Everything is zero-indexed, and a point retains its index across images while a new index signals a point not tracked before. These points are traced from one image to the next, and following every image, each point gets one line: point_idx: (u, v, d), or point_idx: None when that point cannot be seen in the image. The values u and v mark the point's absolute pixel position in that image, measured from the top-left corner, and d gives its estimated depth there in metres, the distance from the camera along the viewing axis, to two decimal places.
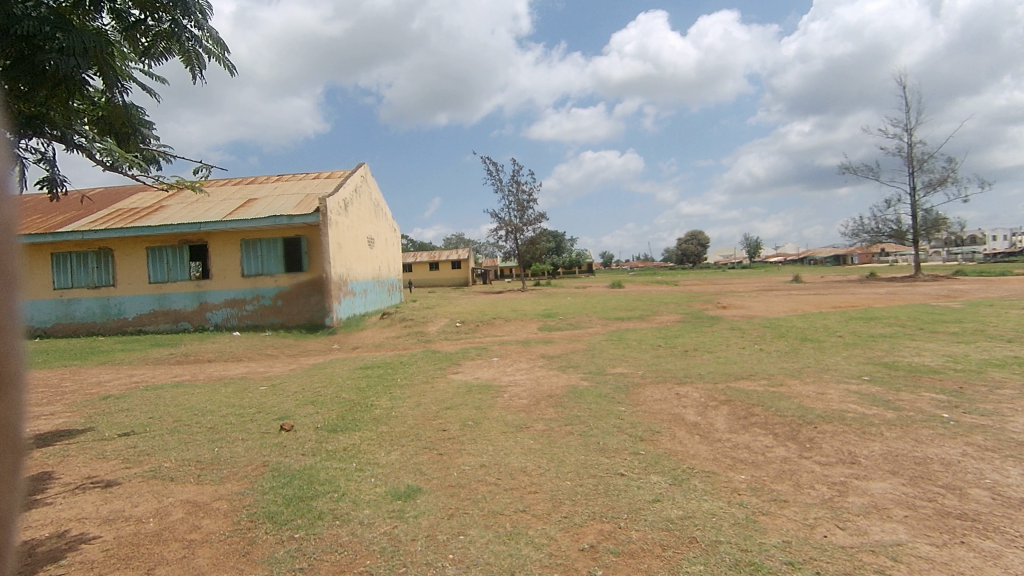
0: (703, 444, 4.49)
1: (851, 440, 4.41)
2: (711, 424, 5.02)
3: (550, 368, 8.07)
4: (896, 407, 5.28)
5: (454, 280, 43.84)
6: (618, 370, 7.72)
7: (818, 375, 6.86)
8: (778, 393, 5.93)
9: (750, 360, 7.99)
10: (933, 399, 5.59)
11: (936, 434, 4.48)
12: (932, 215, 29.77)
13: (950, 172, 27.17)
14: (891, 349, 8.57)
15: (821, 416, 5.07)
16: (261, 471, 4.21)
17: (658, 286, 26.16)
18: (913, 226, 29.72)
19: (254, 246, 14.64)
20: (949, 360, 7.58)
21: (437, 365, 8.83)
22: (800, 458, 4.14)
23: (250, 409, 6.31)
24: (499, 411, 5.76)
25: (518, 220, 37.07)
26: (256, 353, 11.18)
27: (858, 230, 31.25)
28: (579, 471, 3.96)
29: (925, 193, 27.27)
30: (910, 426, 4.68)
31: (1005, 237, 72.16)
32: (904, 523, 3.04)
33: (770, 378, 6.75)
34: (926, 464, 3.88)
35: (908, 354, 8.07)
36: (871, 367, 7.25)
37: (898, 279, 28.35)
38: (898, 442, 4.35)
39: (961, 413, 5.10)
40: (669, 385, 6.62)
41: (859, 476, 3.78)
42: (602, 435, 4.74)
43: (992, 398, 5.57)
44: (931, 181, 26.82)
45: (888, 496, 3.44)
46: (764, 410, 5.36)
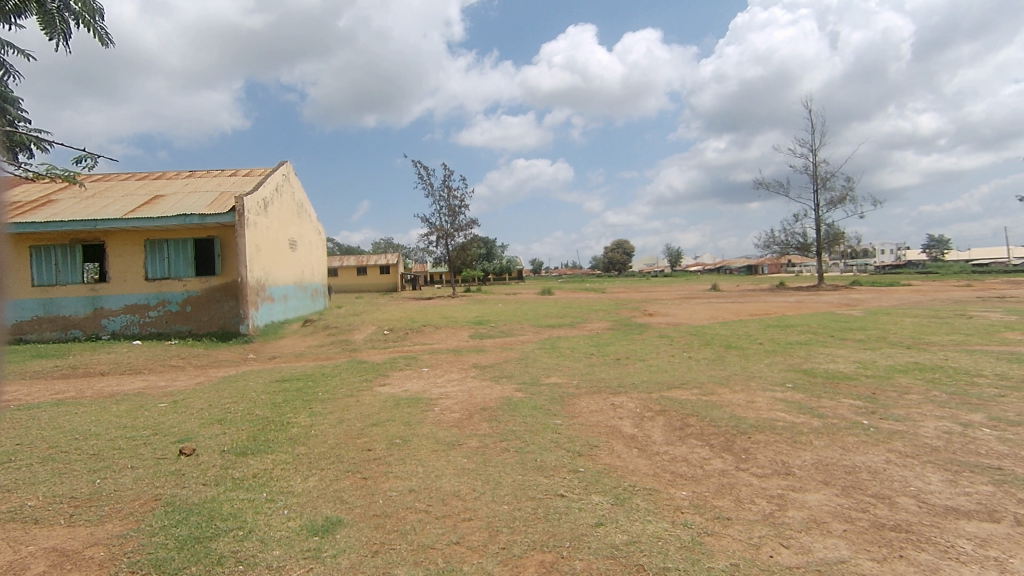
0: (642, 459, 4.36)
1: (784, 450, 4.44)
2: (648, 436, 4.92)
3: (483, 379, 7.78)
4: (820, 415, 5.42)
5: (382, 286, 42.66)
6: (552, 380, 7.54)
7: (745, 382, 7.01)
8: (710, 402, 5.96)
9: (680, 368, 8.08)
10: (852, 406, 5.79)
11: (861, 441, 4.60)
12: (833, 230, 32.21)
13: (848, 190, 29.52)
14: (808, 356, 8.95)
15: (754, 426, 5.09)
16: (152, 507, 3.63)
17: (587, 294, 26.54)
18: (817, 240, 31.96)
19: (160, 247, 13.40)
20: (860, 366, 8.00)
21: (361, 376, 8.29)
22: (737, 470, 4.08)
23: (145, 430, 5.57)
24: (429, 426, 5.41)
25: (448, 225, 36.64)
26: (159, 365, 10.13)
27: (769, 241, 33.26)
28: (517, 494, 3.70)
29: (827, 210, 29.47)
30: (837, 434, 4.79)
31: (892, 251, 79.74)
32: (845, 538, 3.00)
33: (702, 386, 6.80)
34: (855, 474, 3.92)
35: (824, 361, 8.46)
36: (792, 374, 7.50)
37: (805, 288, 30.40)
38: (827, 450, 4.42)
39: (878, 418, 5.30)
40: (604, 395, 6.52)
41: (795, 487, 3.74)
42: (539, 451, 4.51)
43: (903, 404, 5.86)
44: (833, 198, 29.07)
45: (825, 508, 3.41)
46: (698, 420, 5.33)
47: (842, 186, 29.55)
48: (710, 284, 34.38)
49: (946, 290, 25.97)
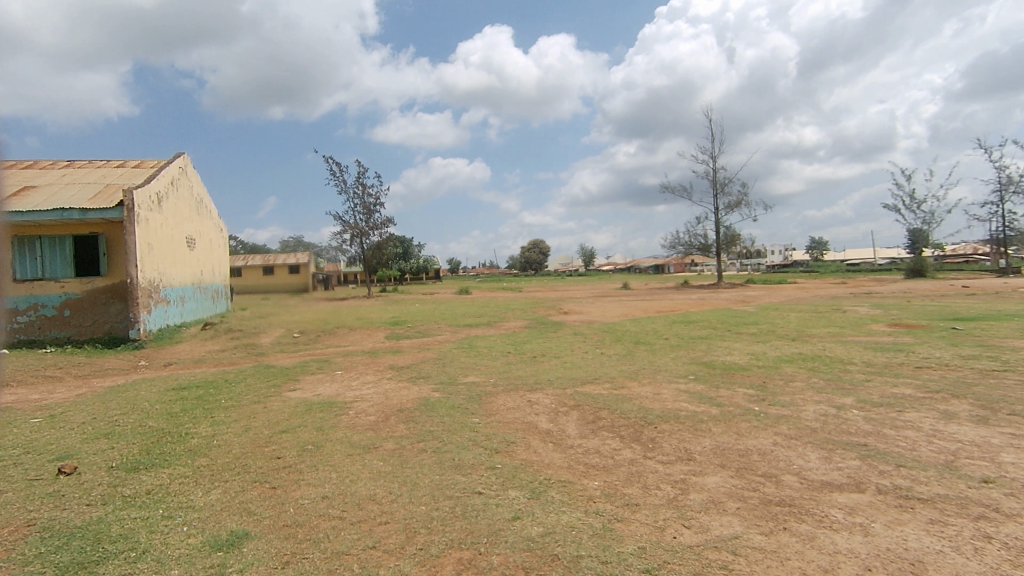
0: (557, 452, 4.50)
1: (686, 437, 4.75)
2: (563, 430, 5.08)
3: (399, 380, 7.66)
4: (718, 403, 5.86)
5: (292, 287, 40.70)
6: (470, 378, 7.58)
7: (652, 376, 7.42)
8: (620, 396, 6.26)
9: (593, 364, 8.40)
10: (745, 394, 6.30)
11: (752, 426, 5.03)
12: (730, 232, 34.72)
13: (743, 196, 31.93)
14: (708, 349, 9.62)
15: (660, 416, 5.40)
16: (24, 534, 3.26)
17: (504, 293, 26.82)
18: (717, 241, 34.30)
19: (31, 244, 12.00)
20: (752, 357, 8.72)
21: (270, 382, 7.89)
22: (644, 458, 4.32)
23: (15, 449, 4.98)
24: (343, 431, 5.26)
25: (363, 223, 35.63)
26: (31, 376, 9.07)
27: (674, 242, 35.26)
28: (434, 494, 3.69)
29: (725, 213, 31.70)
30: (732, 421, 5.20)
31: (781, 252, 87.17)
32: (738, 516, 3.28)
33: (613, 381, 7.11)
34: (748, 456, 4.28)
35: (721, 354, 9.13)
36: (694, 367, 8.03)
37: (705, 287, 32.54)
38: (724, 436, 4.78)
39: (767, 405, 5.81)
40: (520, 392, 6.64)
41: (695, 471, 4.02)
42: (457, 450, 4.53)
43: (788, 391, 6.46)
44: (730, 202, 31.32)
45: (721, 489, 3.69)
46: (609, 413, 5.58)
47: (737, 192, 31.93)
48: (621, 282, 35.92)
49: (825, 287, 28.82)
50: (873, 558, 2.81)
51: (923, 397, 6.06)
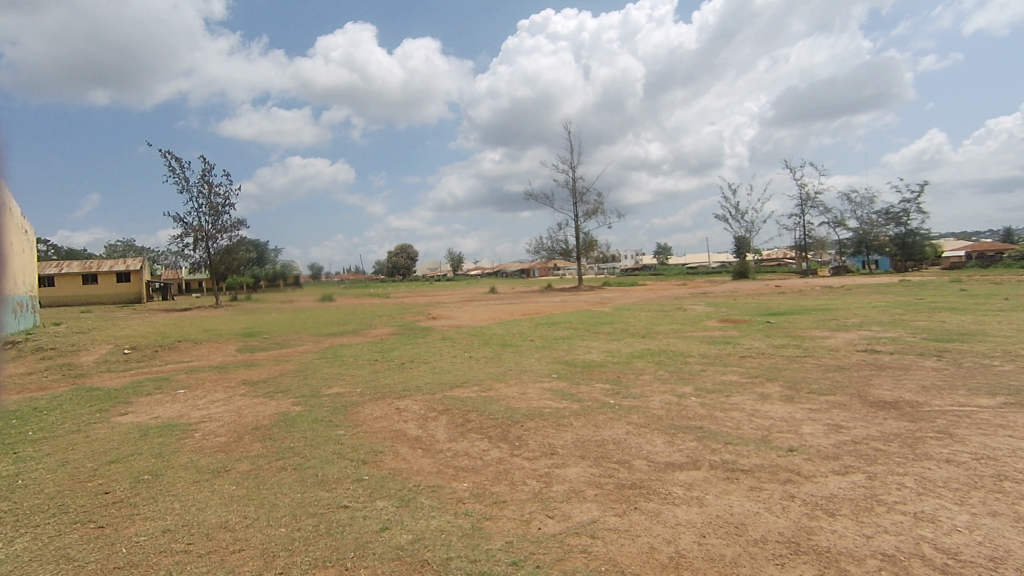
0: (426, 458, 4.49)
1: (549, 433, 5.01)
2: (431, 436, 5.08)
3: (255, 395, 7.10)
4: (578, 399, 6.25)
5: (120, 297, 35.71)
6: (334, 389, 7.25)
7: (518, 376, 7.68)
8: (488, 397, 6.41)
9: (462, 367, 8.48)
10: (602, 388, 6.79)
11: (608, 418, 5.45)
12: (588, 238, 37.08)
13: (599, 204, 34.29)
14: (569, 349, 10.20)
15: (526, 415, 5.62)
16: None
17: (370, 299, 26.00)
18: (576, 246, 36.41)
19: None
20: (608, 354, 9.42)
21: (93, 406, 6.85)
22: (511, 456, 4.48)
23: None
24: (188, 455, 4.75)
25: (209, 225, 32.40)
26: None
27: (538, 247, 36.78)
28: (295, 513, 3.50)
29: (584, 219, 33.79)
30: (590, 414, 5.58)
31: (632, 257, 94.86)
32: (596, 501, 3.54)
33: (481, 383, 7.24)
34: (604, 446, 4.63)
35: (581, 352, 9.73)
36: (556, 366, 8.47)
37: (567, 289, 34.40)
38: (583, 428, 5.12)
39: (621, 397, 6.33)
40: (388, 400, 6.50)
41: (558, 464, 4.26)
42: (320, 465, 4.32)
43: (639, 383, 7.08)
44: (588, 209, 33.46)
45: (581, 478, 3.95)
46: (477, 415, 5.69)
47: (594, 200, 34.20)
48: (489, 287, 36.62)
49: (669, 288, 31.96)
50: (706, 526, 3.20)
51: (745, 382, 7.02)
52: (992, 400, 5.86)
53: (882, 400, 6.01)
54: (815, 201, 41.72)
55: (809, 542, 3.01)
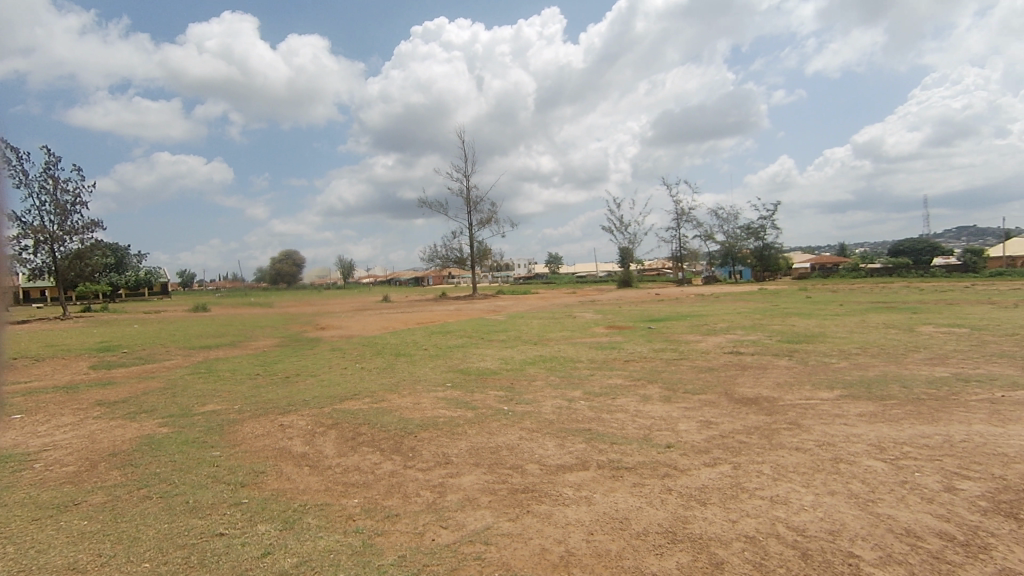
0: (313, 476, 4.27)
1: (444, 442, 4.98)
2: (319, 452, 4.84)
3: (111, 417, 6.31)
4: (472, 407, 6.28)
5: None
6: (208, 407, 6.66)
7: (411, 386, 7.55)
8: (380, 409, 6.23)
9: (352, 379, 8.17)
10: (496, 396, 6.87)
11: (502, 424, 5.53)
12: (482, 246, 37.44)
13: (493, 213, 34.77)
14: (464, 357, 10.21)
15: (419, 425, 5.54)
16: None
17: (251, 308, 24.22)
18: (470, 255, 36.61)
19: None
20: (502, 362, 9.56)
21: None
22: (404, 468, 4.39)
23: None
24: (24, 491, 4.11)
25: (54, 226, 28.41)
26: None
27: (432, 255, 36.51)
28: (161, 546, 3.16)
29: (478, 228, 34.07)
30: (484, 421, 5.63)
31: (525, 266, 97.16)
32: (489, 508, 3.57)
33: (372, 395, 7.02)
34: (498, 452, 4.69)
35: (475, 360, 9.79)
36: (451, 374, 8.44)
37: (461, 297, 34.45)
38: (477, 436, 5.15)
39: (514, 403, 6.45)
40: (271, 417, 6.09)
41: (452, 473, 4.25)
42: (191, 491, 3.95)
43: (532, 389, 7.26)
44: (482, 218, 33.81)
45: (475, 486, 3.97)
46: (369, 427, 5.51)
47: (488, 209, 34.62)
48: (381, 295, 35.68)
49: (559, 296, 33.17)
50: (593, 523, 3.35)
51: (628, 384, 7.46)
52: (831, 393, 6.74)
53: (744, 397, 6.68)
54: (689, 216, 45.47)
55: (684, 530, 3.27)
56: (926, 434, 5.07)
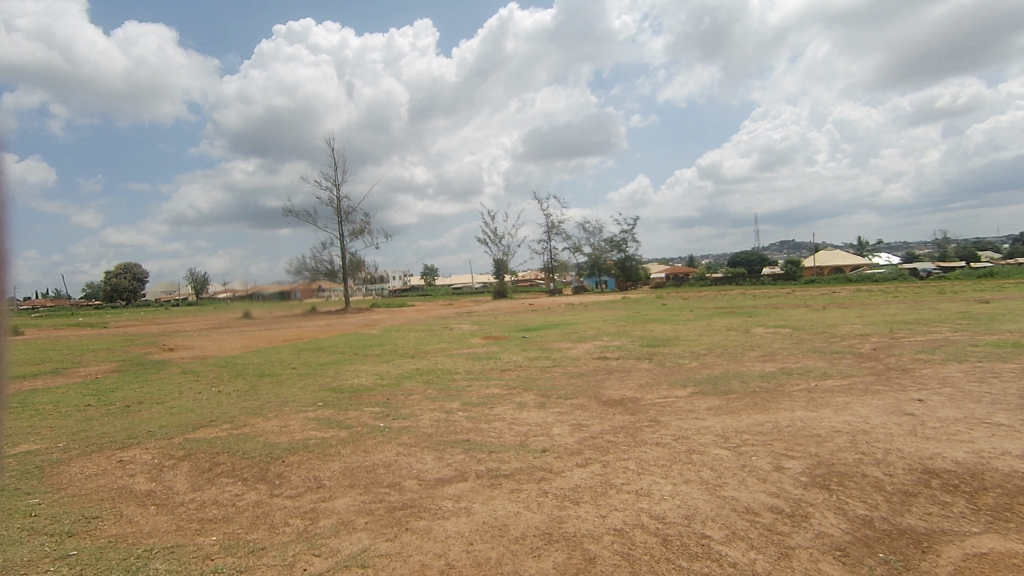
0: (161, 516, 3.81)
1: (315, 465, 4.71)
2: (169, 488, 4.33)
3: None
4: (346, 425, 6.02)
5: None
6: (22, 448, 5.64)
7: (278, 408, 7.04)
8: (242, 435, 5.73)
9: (208, 404, 7.42)
10: (371, 412, 6.64)
11: (378, 441, 5.36)
12: (354, 258, 36.08)
13: (366, 224, 33.69)
14: (336, 374, 9.74)
15: (287, 449, 5.19)
16: None
17: (78, 330, 20.98)
18: (342, 267, 35.08)
19: None
20: (377, 377, 9.27)
21: None
22: (270, 497, 4.08)
23: None
24: None
25: None
26: None
27: (299, 267, 34.43)
28: None
29: (350, 239, 32.77)
30: (359, 440, 5.42)
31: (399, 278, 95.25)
32: (366, 530, 3.45)
33: (232, 420, 6.43)
34: (374, 471, 4.54)
35: (349, 377, 9.38)
36: (322, 393, 8.00)
37: (332, 312, 32.86)
38: (352, 456, 4.95)
39: (391, 419, 6.29)
40: (106, 453, 5.32)
41: (325, 497, 4.03)
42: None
43: (408, 404, 7.14)
44: (354, 229, 32.59)
45: (350, 508, 3.81)
46: (229, 456, 5.04)
47: (360, 220, 33.45)
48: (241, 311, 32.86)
49: (436, 308, 32.96)
50: (473, 533, 3.37)
51: (505, 393, 7.62)
52: (684, 391, 7.46)
53: (611, 399, 7.15)
54: (559, 229, 47.71)
55: (559, 530, 3.41)
56: (760, 422, 5.81)
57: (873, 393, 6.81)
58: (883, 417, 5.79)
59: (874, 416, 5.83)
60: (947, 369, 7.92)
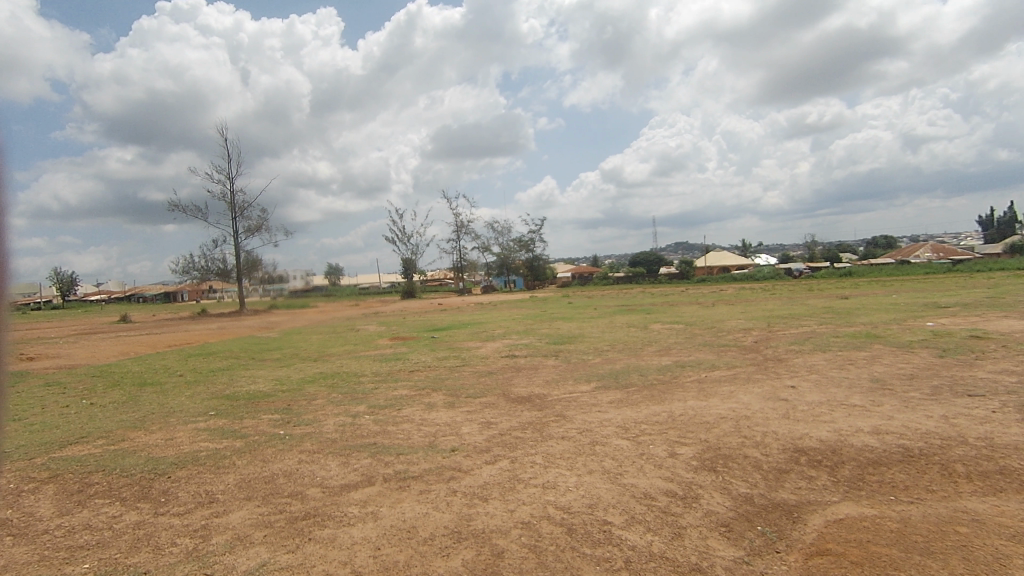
0: (20, 546, 3.38)
1: (206, 479, 4.39)
2: (30, 515, 3.84)
3: None
4: (242, 435, 5.66)
5: None
6: None
7: (163, 420, 6.47)
8: (119, 451, 5.21)
9: (77, 419, 6.65)
10: (269, 420, 6.28)
11: (277, 450, 5.10)
12: (251, 257, 33.86)
13: (263, 220, 31.71)
14: (230, 381, 9.10)
15: (175, 464, 4.79)
16: None
17: None
18: (236, 266, 32.78)
19: None
20: (277, 382, 8.79)
21: None
22: (155, 516, 3.75)
23: None
24: None
25: None
26: None
27: (187, 266, 31.74)
28: None
29: (245, 236, 30.69)
30: (257, 449, 5.12)
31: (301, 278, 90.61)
32: (264, 543, 3.27)
33: (107, 435, 5.82)
34: (273, 481, 4.31)
35: (244, 383, 8.81)
36: (214, 401, 7.45)
37: (225, 314, 30.63)
38: (249, 466, 4.67)
39: (292, 426, 5.99)
40: None
41: (218, 512, 3.78)
42: None
43: (311, 409, 6.84)
44: (249, 226, 30.56)
45: (247, 522, 3.60)
46: (104, 475, 4.57)
47: (257, 217, 31.44)
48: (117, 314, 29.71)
49: (341, 309, 31.75)
50: (380, 538, 3.31)
51: (413, 394, 7.51)
52: (589, 386, 7.77)
53: (519, 396, 7.29)
54: (468, 228, 47.71)
55: (468, 528, 3.44)
56: (656, 412, 6.19)
57: (753, 382, 7.48)
58: (762, 403, 6.38)
59: (755, 402, 6.41)
60: (815, 358, 8.87)
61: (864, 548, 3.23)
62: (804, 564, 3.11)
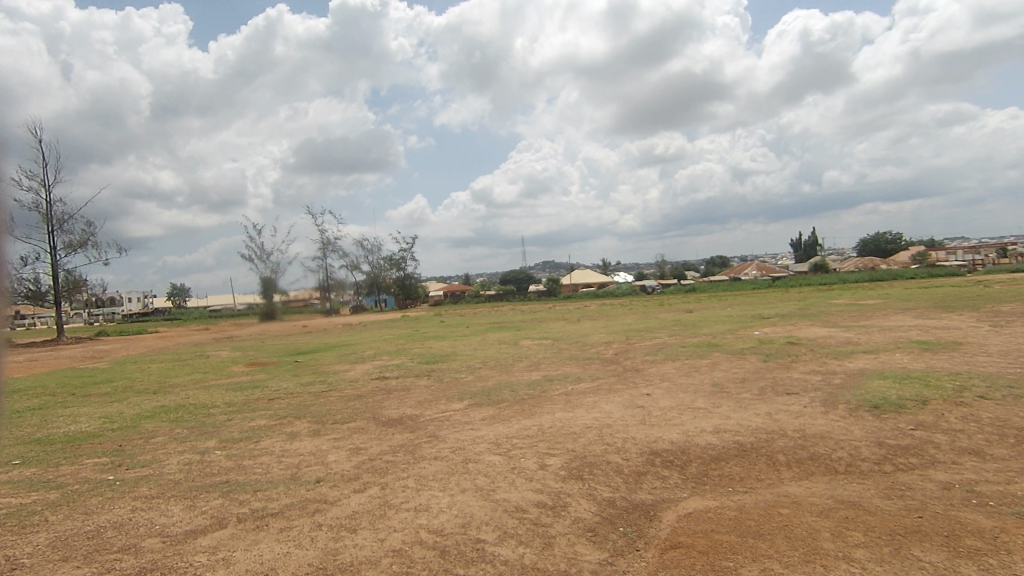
0: None
1: (7, 542, 3.66)
2: None
3: None
4: (58, 485, 4.81)
5: None
6: None
7: None
8: None
9: None
10: (94, 465, 5.42)
11: (105, 499, 4.41)
12: (72, 276, 29.23)
13: (89, 235, 27.61)
14: (41, 422, 7.71)
15: None
16: None
17: None
18: (52, 287, 28.06)
19: None
20: (105, 421, 7.61)
21: None
22: None
23: None
24: None
25: None
26: None
27: None
28: None
29: (64, 252, 26.44)
30: (78, 501, 4.39)
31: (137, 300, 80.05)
32: None
33: None
34: (99, 535, 3.72)
35: (61, 424, 7.51)
36: (20, 448, 6.26)
37: (36, 343, 26.00)
38: (66, 522, 3.98)
39: (124, 470, 5.23)
40: None
41: None
42: None
43: (149, 448, 6.03)
44: (70, 241, 26.41)
45: None
46: None
47: (81, 230, 27.29)
48: None
49: (187, 334, 28.52)
50: None
51: (273, 424, 6.95)
52: (461, 404, 7.77)
53: (390, 418, 7.08)
54: (335, 246, 45.69)
55: (335, 563, 3.25)
56: (527, 426, 6.36)
57: (614, 392, 8.00)
58: (622, 411, 6.84)
59: (615, 411, 6.86)
60: (666, 367, 9.73)
61: (709, 537, 3.58)
62: (660, 557, 3.38)
